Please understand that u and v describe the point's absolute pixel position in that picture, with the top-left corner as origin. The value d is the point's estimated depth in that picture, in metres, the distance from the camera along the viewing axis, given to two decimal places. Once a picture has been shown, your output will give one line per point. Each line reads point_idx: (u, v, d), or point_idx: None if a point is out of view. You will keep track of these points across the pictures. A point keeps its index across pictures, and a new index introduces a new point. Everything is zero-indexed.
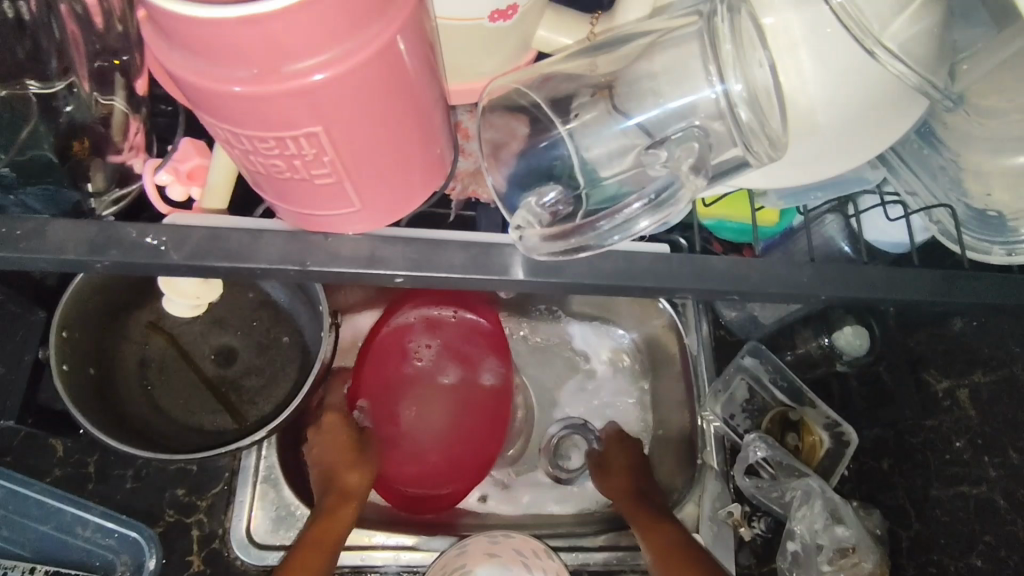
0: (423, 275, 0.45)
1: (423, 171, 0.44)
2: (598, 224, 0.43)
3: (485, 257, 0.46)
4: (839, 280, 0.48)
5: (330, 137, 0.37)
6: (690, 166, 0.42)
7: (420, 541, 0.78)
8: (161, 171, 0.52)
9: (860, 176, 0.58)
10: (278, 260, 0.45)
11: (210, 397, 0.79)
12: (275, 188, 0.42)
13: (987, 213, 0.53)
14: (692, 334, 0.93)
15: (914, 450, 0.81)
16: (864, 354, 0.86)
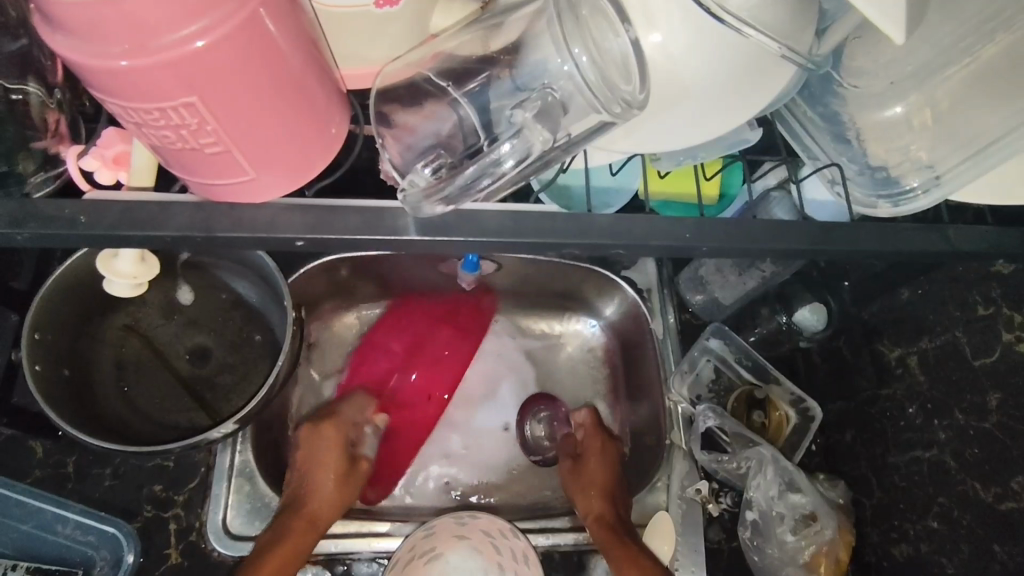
0: (320, 237, 0.47)
1: (321, 143, 0.46)
2: (465, 173, 0.47)
3: (377, 219, 0.47)
4: (739, 236, 0.50)
5: (207, 106, 0.38)
6: (532, 116, 0.47)
7: (395, 528, 0.80)
8: (87, 158, 0.53)
9: (741, 139, 0.55)
10: (185, 227, 0.46)
11: (184, 395, 0.81)
12: (176, 160, 0.44)
13: (878, 172, 0.55)
14: (657, 319, 0.96)
15: (873, 420, 0.84)
16: (822, 329, 0.89)
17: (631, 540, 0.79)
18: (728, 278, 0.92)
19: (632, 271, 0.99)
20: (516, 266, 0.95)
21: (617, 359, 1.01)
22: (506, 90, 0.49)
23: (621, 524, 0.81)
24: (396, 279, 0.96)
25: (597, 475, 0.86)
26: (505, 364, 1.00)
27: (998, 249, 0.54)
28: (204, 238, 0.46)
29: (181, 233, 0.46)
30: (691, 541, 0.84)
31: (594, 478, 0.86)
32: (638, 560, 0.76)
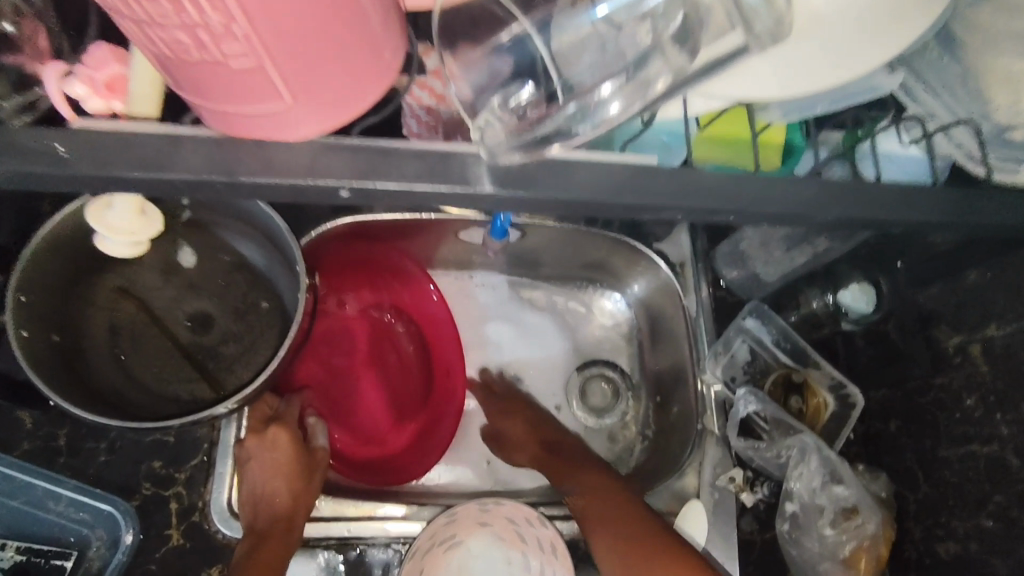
0: (370, 185, 0.41)
1: (361, 67, 0.39)
2: (564, 110, 0.43)
3: (444, 164, 0.42)
4: None
5: (241, 3, 0.31)
6: (671, 43, 0.44)
7: (412, 512, 0.75)
8: (75, 81, 0.46)
9: (873, 83, 0.54)
10: (203, 169, 0.41)
11: (186, 365, 0.76)
12: (185, 76, 0.37)
13: (1013, 132, 0.53)
14: (691, 295, 0.90)
15: (923, 409, 0.78)
16: (869, 311, 0.82)
17: (617, 488, 0.78)
18: (774, 255, 0.86)
19: (665, 244, 0.93)
20: (543, 237, 0.91)
21: (644, 334, 0.98)
22: (585, 22, 0.47)
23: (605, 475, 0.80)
24: (421, 244, 0.93)
25: (533, 438, 0.88)
26: (530, 336, 0.99)
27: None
28: (227, 184, 0.41)
29: (192, 177, 0.40)
30: (722, 530, 0.79)
31: (521, 442, 0.88)
32: (630, 509, 0.75)
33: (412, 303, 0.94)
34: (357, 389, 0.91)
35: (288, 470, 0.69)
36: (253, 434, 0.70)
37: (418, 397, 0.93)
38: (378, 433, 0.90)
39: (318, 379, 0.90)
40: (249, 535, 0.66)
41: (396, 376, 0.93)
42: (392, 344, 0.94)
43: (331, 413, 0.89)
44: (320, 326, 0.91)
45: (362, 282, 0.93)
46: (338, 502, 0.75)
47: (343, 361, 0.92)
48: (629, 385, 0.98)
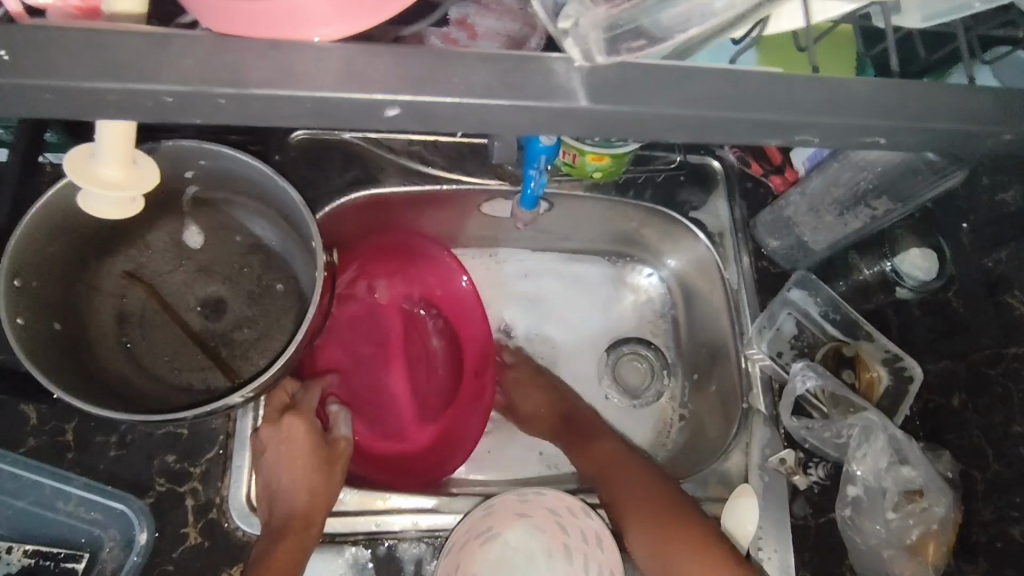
0: (424, 99, 0.37)
1: None
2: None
3: (519, 71, 0.38)
4: None
5: None
6: None
7: (443, 504, 0.70)
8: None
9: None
10: (195, 77, 0.35)
11: (197, 352, 0.71)
12: None
13: None
14: (732, 267, 0.84)
15: (993, 382, 0.72)
16: (932, 278, 0.76)
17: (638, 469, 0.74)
18: (825, 220, 0.79)
19: (702, 213, 0.86)
20: (573, 211, 0.87)
21: (680, 309, 0.93)
22: None
23: (626, 454, 0.77)
24: (441, 220, 0.87)
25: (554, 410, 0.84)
26: (559, 314, 0.93)
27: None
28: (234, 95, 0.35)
29: (184, 87, 0.35)
30: (776, 515, 0.74)
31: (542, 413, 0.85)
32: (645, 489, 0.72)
33: (443, 296, 0.88)
34: (381, 379, 0.86)
35: (307, 463, 0.63)
36: (268, 423, 0.65)
37: (444, 394, 0.88)
38: (404, 427, 0.85)
39: (342, 366, 0.85)
40: (268, 531, 0.61)
41: (423, 370, 0.88)
42: (420, 336, 0.89)
43: (353, 402, 0.84)
44: (346, 311, 0.86)
45: (393, 269, 0.88)
46: (365, 495, 0.70)
47: (369, 349, 0.87)
48: (664, 365, 0.92)
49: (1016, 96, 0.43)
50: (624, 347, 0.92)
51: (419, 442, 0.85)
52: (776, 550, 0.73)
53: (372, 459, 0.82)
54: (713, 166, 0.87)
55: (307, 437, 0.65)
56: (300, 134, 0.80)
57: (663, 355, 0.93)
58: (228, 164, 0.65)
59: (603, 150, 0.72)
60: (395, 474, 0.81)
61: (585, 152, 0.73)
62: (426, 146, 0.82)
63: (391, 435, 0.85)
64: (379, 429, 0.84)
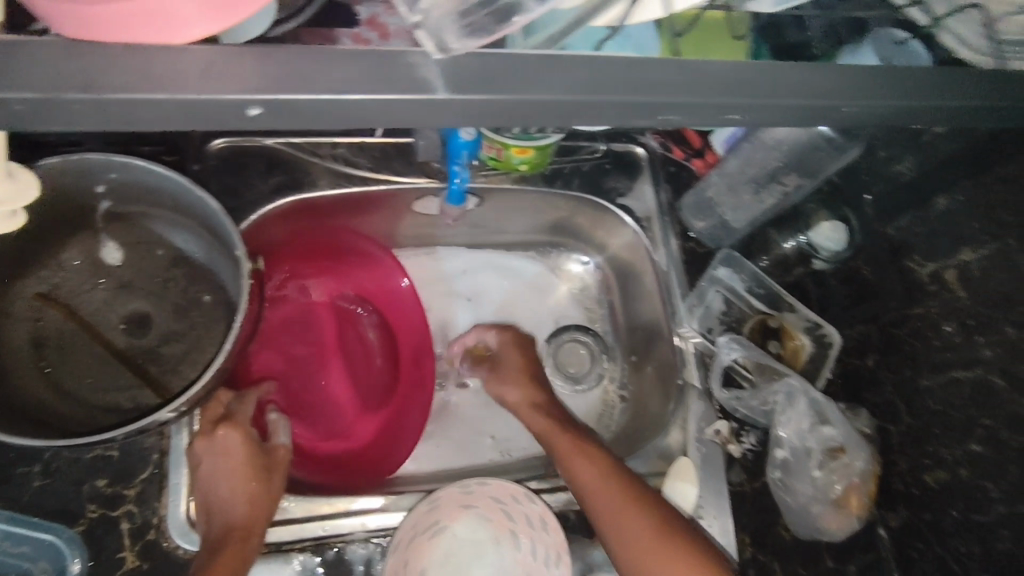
0: (279, 99, 0.38)
1: None
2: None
3: (388, 66, 0.40)
4: None
5: None
6: None
7: (391, 503, 0.71)
8: None
9: None
10: (55, 85, 0.36)
11: (124, 371, 0.68)
12: None
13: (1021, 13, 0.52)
14: (660, 250, 0.87)
15: (901, 341, 0.77)
16: (841, 249, 0.82)
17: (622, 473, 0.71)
18: (742, 198, 0.84)
19: (629, 198, 0.88)
20: (504, 204, 0.88)
21: (615, 293, 0.96)
22: None
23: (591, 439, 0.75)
24: (376, 222, 0.87)
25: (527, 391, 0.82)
26: (502, 306, 0.95)
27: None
28: (88, 98, 0.36)
29: (41, 93, 0.36)
30: (714, 485, 0.77)
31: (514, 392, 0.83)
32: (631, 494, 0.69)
33: (377, 290, 0.89)
34: (319, 380, 0.85)
35: (244, 473, 0.63)
36: (202, 436, 0.64)
37: (384, 388, 0.88)
38: (348, 426, 0.85)
39: (277, 371, 0.84)
40: (205, 546, 0.60)
41: (361, 367, 0.88)
42: (355, 334, 0.89)
43: (290, 406, 0.83)
44: (277, 313, 0.85)
45: (323, 268, 0.88)
46: (310, 502, 0.69)
47: (304, 351, 0.86)
48: (604, 349, 0.94)
49: (871, 75, 0.47)
50: (564, 334, 0.94)
51: (363, 440, 0.85)
52: (716, 518, 0.75)
53: (314, 462, 0.81)
54: (636, 153, 0.89)
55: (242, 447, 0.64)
56: (219, 142, 0.78)
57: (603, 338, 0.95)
58: (142, 176, 0.63)
59: (526, 143, 0.74)
60: (342, 474, 0.80)
61: (508, 146, 0.75)
62: (352, 148, 0.81)
63: (333, 435, 0.84)
64: (320, 431, 0.83)
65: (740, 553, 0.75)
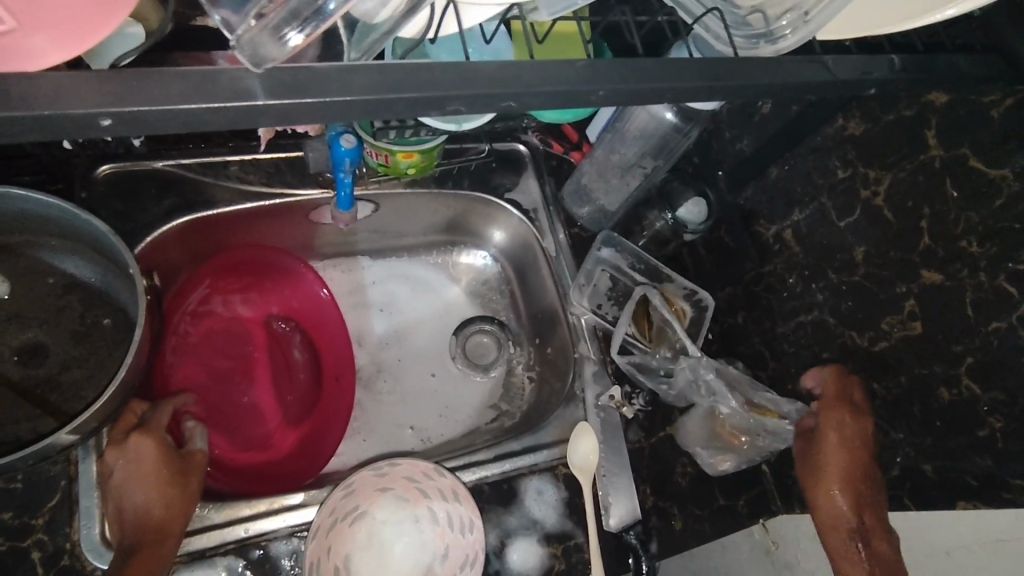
0: (130, 112, 0.37)
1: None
2: None
3: (210, 82, 0.39)
4: (614, 73, 0.45)
5: None
6: None
7: (311, 497, 0.74)
8: None
9: None
10: None
11: (21, 402, 0.68)
12: None
13: None
14: (548, 237, 0.94)
15: (759, 296, 0.88)
16: (703, 221, 0.91)
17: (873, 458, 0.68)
18: (611, 183, 0.93)
19: (515, 192, 0.95)
20: (399, 207, 0.93)
21: (514, 281, 1.02)
22: None
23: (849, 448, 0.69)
24: (275, 233, 0.89)
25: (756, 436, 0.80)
26: (409, 305, 1.00)
27: (870, 76, 0.52)
28: None
29: None
30: (614, 445, 0.84)
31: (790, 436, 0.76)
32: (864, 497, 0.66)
33: (300, 307, 0.93)
34: (242, 391, 0.88)
35: (158, 480, 0.64)
36: (112, 447, 0.65)
37: (306, 402, 0.90)
38: (269, 438, 0.87)
39: (198, 383, 0.85)
40: (120, 551, 0.62)
41: (284, 381, 0.90)
42: (280, 348, 0.92)
43: (211, 418, 0.84)
44: (200, 328, 0.87)
45: (248, 285, 0.90)
46: (231, 506, 0.71)
47: (228, 364, 0.88)
48: (508, 334, 1.01)
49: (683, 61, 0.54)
50: (470, 325, 1.00)
51: (283, 452, 0.87)
52: (616, 474, 0.82)
53: (232, 472, 0.81)
54: (519, 150, 0.96)
55: (155, 454, 0.65)
56: (105, 168, 0.78)
57: (510, 325, 1.02)
58: (20, 205, 0.63)
59: (410, 147, 0.79)
60: (258, 484, 0.81)
61: (393, 152, 0.79)
62: (244, 165, 0.83)
63: (253, 445, 0.86)
64: (241, 442, 0.85)
65: (641, 501, 0.82)
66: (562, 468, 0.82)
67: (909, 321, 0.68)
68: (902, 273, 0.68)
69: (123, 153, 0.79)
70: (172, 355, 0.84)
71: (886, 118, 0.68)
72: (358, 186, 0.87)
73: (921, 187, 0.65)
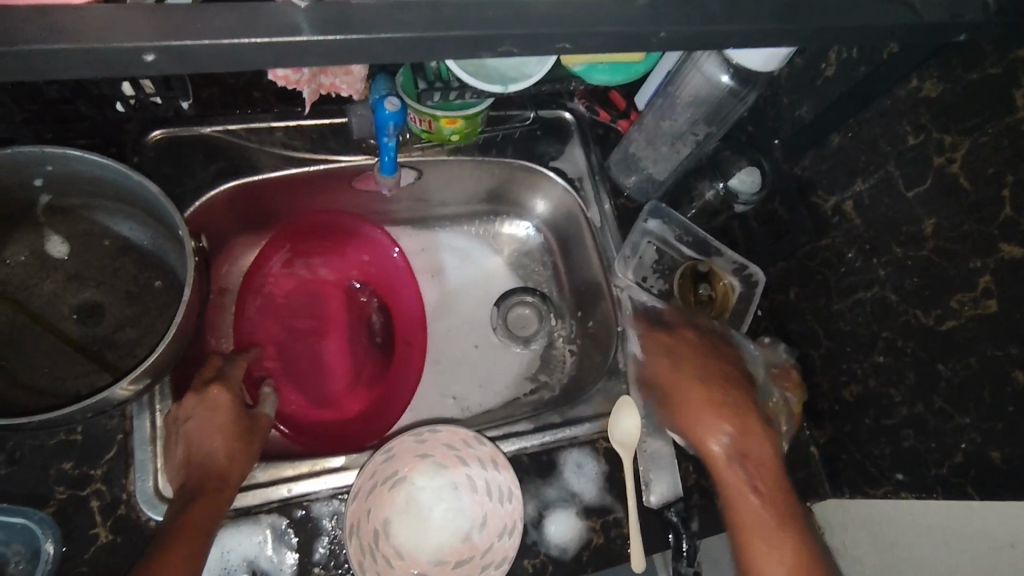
0: (178, 48, 0.37)
1: None
2: None
3: (257, 13, 0.38)
4: (683, 15, 0.43)
5: None
6: None
7: (352, 461, 0.74)
8: None
9: None
10: None
11: (81, 358, 0.71)
12: None
13: None
14: (593, 208, 0.92)
15: (814, 271, 0.84)
16: (756, 192, 0.87)
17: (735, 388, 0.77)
18: (660, 151, 0.89)
19: (560, 161, 0.92)
20: (442, 175, 0.92)
21: (558, 254, 1.00)
22: None
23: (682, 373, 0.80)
24: (317, 199, 0.89)
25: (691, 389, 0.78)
26: (451, 276, 1.00)
27: (960, 20, 0.48)
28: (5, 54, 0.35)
29: None
30: (655, 421, 0.82)
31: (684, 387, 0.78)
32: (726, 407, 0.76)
33: (378, 273, 0.93)
34: (319, 350, 0.91)
35: (228, 432, 0.67)
36: (194, 393, 0.68)
37: (379, 364, 0.91)
38: (343, 398, 0.89)
39: (280, 340, 0.89)
40: (182, 493, 0.64)
41: (359, 344, 0.92)
42: (358, 312, 0.94)
43: (291, 374, 0.88)
44: (283, 288, 0.91)
45: (328, 249, 0.92)
46: (275, 467, 0.73)
47: (308, 324, 0.91)
48: (551, 307, 1.00)
49: None
50: (511, 296, 0.99)
51: (354, 412, 0.88)
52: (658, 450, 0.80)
53: (307, 428, 0.83)
54: (565, 118, 0.93)
55: (229, 410, 0.69)
56: (157, 134, 0.80)
57: (552, 298, 1.00)
58: (75, 167, 0.65)
59: (454, 112, 0.78)
60: (326, 441, 0.83)
61: (437, 117, 0.78)
62: (289, 132, 0.83)
63: (326, 403, 0.88)
64: (318, 400, 0.87)
65: (684, 478, 0.80)
66: (603, 442, 0.81)
67: (982, 299, 0.63)
68: (977, 247, 0.63)
69: (172, 117, 0.80)
70: (257, 313, 0.88)
71: (967, 78, 0.62)
72: (402, 152, 0.87)
73: (1004, 153, 0.59)
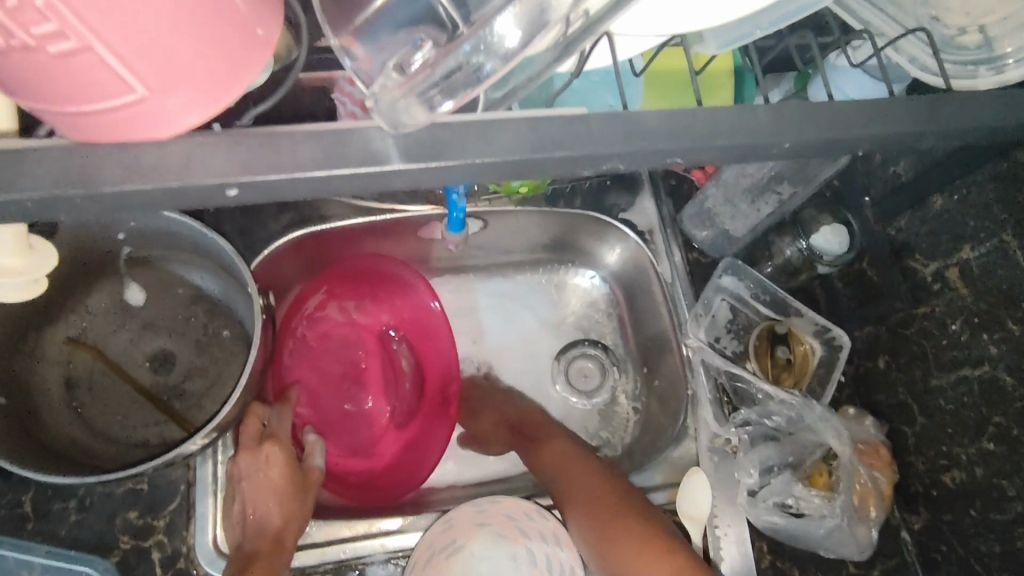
0: (256, 181, 0.37)
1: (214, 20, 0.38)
2: None
3: (341, 145, 0.38)
4: (801, 122, 0.42)
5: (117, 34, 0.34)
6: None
7: (409, 523, 0.73)
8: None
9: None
10: (54, 182, 0.36)
11: (151, 407, 0.72)
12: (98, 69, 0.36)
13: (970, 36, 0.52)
14: (664, 262, 0.87)
15: (909, 341, 0.77)
16: (845, 253, 0.80)
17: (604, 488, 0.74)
18: (740, 207, 0.83)
19: (630, 214, 0.90)
20: (507, 226, 0.90)
21: (625, 305, 0.96)
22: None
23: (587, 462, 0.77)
24: (382, 246, 0.89)
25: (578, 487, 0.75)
26: (512, 325, 0.96)
27: None
28: (84, 198, 0.36)
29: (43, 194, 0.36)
30: (728, 493, 0.77)
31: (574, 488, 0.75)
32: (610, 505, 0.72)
33: (410, 320, 0.92)
34: (350, 397, 0.89)
35: (283, 490, 0.67)
36: (246, 449, 0.67)
37: (410, 412, 0.90)
38: (373, 447, 0.87)
39: (312, 387, 0.88)
40: (240, 555, 0.64)
41: (391, 391, 0.90)
42: (389, 357, 0.92)
43: (322, 423, 0.87)
44: (316, 332, 0.89)
45: (364, 293, 0.91)
46: (331, 525, 0.71)
47: (339, 369, 0.90)
48: (614, 361, 0.95)
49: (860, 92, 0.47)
50: (574, 350, 0.95)
51: (385, 463, 0.86)
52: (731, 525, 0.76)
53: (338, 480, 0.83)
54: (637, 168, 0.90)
55: (284, 465, 0.68)
56: None
57: (615, 351, 0.96)
58: (156, 222, 0.66)
59: None
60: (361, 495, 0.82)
61: None
62: None
63: (358, 452, 0.87)
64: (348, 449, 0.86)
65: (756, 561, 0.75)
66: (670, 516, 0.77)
67: None
68: None
69: None
70: (290, 358, 0.87)
71: None
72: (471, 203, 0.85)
73: None
